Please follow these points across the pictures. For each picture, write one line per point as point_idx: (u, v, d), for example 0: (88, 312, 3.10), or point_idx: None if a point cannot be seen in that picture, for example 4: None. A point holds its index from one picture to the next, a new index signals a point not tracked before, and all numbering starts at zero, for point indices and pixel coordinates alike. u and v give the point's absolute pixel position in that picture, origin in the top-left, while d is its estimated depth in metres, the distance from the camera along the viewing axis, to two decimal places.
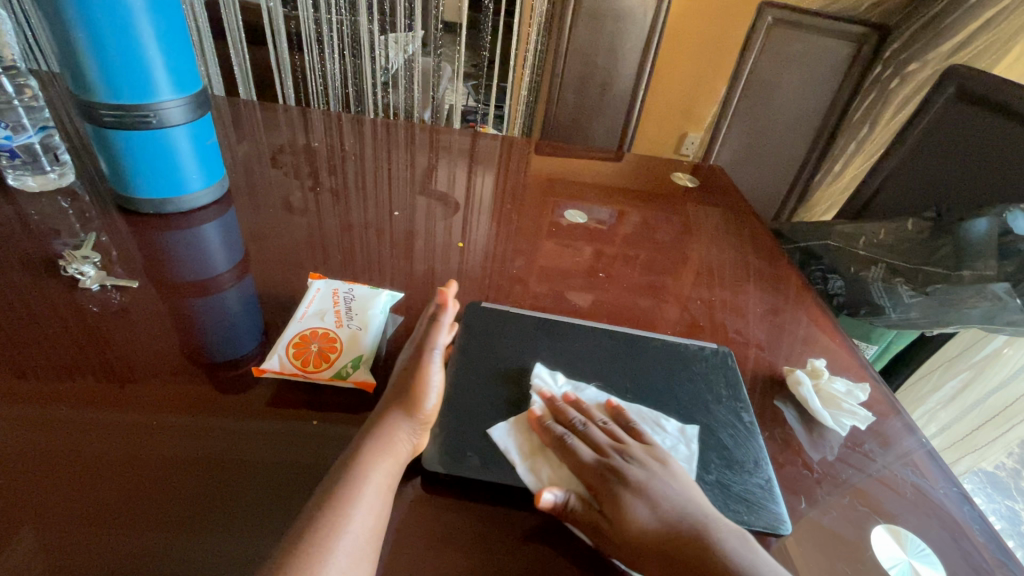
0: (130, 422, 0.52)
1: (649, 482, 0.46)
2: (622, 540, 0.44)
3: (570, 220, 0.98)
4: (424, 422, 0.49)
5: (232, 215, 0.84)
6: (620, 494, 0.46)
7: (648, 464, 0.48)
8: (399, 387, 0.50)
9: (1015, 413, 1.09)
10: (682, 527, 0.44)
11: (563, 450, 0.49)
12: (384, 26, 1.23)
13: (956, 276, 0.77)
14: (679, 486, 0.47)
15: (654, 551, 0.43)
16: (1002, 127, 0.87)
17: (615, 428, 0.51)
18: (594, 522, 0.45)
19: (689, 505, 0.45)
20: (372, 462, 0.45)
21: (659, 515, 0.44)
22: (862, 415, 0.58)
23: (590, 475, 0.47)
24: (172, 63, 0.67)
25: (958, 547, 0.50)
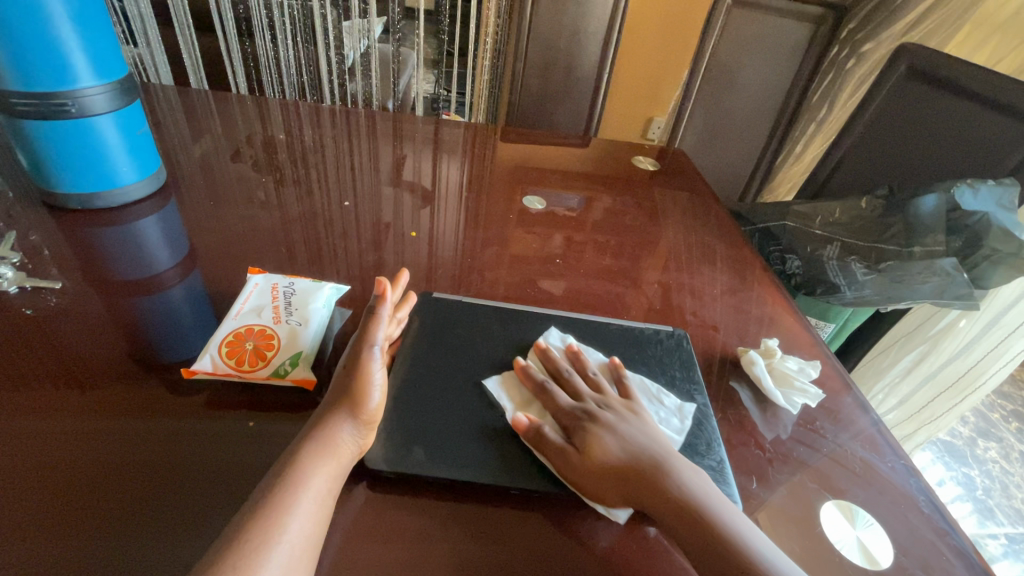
0: (52, 426, 0.49)
1: (619, 424, 0.49)
2: (582, 467, 0.46)
3: (530, 207, 0.97)
4: (369, 422, 0.46)
5: (172, 209, 0.80)
6: (590, 430, 0.48)
7: (622, 412, 0.50)
8: (341, 385, 0.47)
9: (965, 386, 1.12)
10: (642, 460, 0.46)
11: (545, 394, 0.52)
12: (339, 14, 1.18)
13: (908, 252, 0.79)
14: (647, 432, 0.49)
15: (610, 479, 0.45)
16: (947, 104, 0.88)
17: (601, 381, 0.54)
18: (560, 452, 0.47)
19: (653, 446, 0.47)
20: (313, 466, 0.42)
21: (626, 449, 0.47)
22: (812, 393, 0.59)
23: (564, 414, 0.50)
24: (90, 48, 0.63)
25: (903, 518, 0.50)
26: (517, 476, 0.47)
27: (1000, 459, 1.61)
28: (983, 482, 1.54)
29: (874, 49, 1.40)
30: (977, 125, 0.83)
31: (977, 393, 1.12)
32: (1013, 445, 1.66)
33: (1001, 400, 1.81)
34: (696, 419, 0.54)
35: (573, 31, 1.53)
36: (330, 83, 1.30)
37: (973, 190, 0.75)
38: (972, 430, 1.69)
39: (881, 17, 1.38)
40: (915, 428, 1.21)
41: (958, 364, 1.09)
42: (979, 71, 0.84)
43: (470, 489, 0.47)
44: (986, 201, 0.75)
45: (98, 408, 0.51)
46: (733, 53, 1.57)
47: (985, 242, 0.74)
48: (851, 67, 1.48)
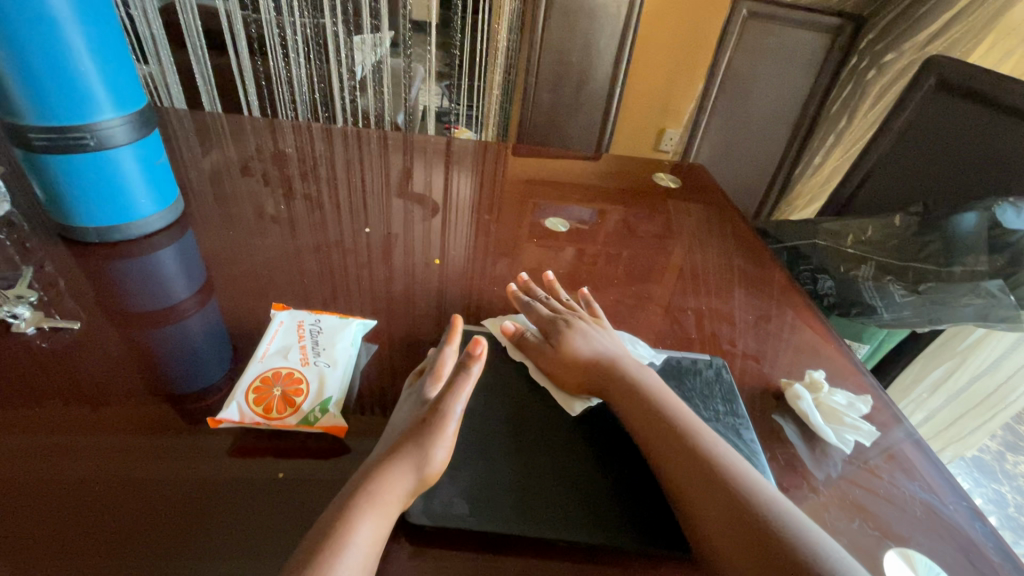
0: (82, 449, 0.48)
1: (589, 333, 0.61)
2: (554, 357, 0.58)
3: (551, 228, 0.93)
4: (426, 480, 0.44)
5: (190, 237, 0.78)
6: (563, 332, 0.61)
7: (592, 326, 0.63)
8: (403, 435, 0.45)
9: (996, 402, 1.08)
10: (606, 356, 0.58)
11: (532, 309, 0.66)
12: (350, 28, 1.17)
13: (947, 272, 0.76)
14: (609, 339, 0.61)
15: (575, 368, 0.57)
16: (984, 119, 0.85)
17: (576, 307, 0.67)
18: (536, 344, 0.59)
19: (617, 352, 0.59)
20: (363, 520, 0.40)
21: (591, 346, 0.59)
22: (865, 430, 0.56)
23: (543, 322, 0.63)
24: (109, 80, 0.62)
25: (974, 569, 0.47)
26: (566, 528, 0.44)
27: None
28: (1014, 499, 1.49)
29: (896, 59, 1.38)
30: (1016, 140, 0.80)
31: (1010, 407, 1.08)
32: None
33: None
34: (744, 456, 0.52)
35: (586, 44, 1.52)
36: (342, 99, 1.28)
37: (1015, 210, 0.72)
38: (1000, 444, 1.65)
39: (901, 29, 1.37)
40: (943, 446, 1.18)
41: (987, 378, 1.06)
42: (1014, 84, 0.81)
43: (513, 542, 0.45)
44: None
45: (121, 438, 0.49)
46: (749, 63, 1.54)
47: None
48: (870, 78, 1.46)
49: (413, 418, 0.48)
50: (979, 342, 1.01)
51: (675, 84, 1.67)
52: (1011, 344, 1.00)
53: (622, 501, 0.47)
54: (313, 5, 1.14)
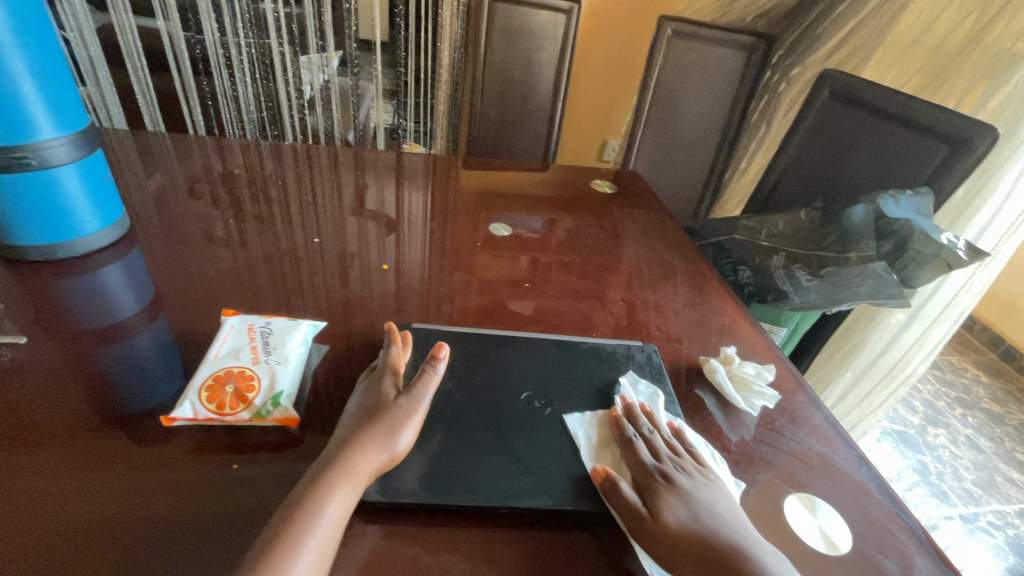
0: (21, 488, 0.47)
1: (696, 493, 0.49)
2: (658, 533, 0.46)
3: (495, 233, 0.99)
4: (394, 456, 0.48)
5: (136, 254, 0.79)
6: (662, 492, 0.49)
7: (698, 481, 0.50)
8: (371, 420, 0.49)
9: (896, 375, 1.19)
10: (718, 534, 0.46)
11: (627, 449, 0.53)
12: (295, 47, 1.23)
13: (845, 258, 0.86)
14: (722, 505, 0.49)
15: (686, 551, 0.45)
16: (867, 123, 0.97)
17: (676, 443, 0.55)
18: (633, 510, 0.47)
19: (729, 526, 0.47)
20: (338, 491, 0.44)
21: (699, 519, 0.47)
22: (769, 395, 0.63)
23: (642, 473, 0.51)
24: (50, 102, 0.63)
25: (858, 504, 0.55)
26: (507, 496, 0.49)
27: (948, 444, 1.72)
28: (936, 467, 1.64)
29: (802, 73, 1.54)
30: (894, 141, 0.92)
31: (907, 382, 1.20)
32: (959, 430, 1.79)
33: (944, 388, 1.95)
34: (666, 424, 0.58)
35: (528, 62, 1.61)
36: (291, 118, 1.31)
37: (894, 200, 0.83)
38: (922, 418, 1.81)
39: (805, 45, 1.54)
40: (857, 420, 1.28)
41: (890, 354, 1.18)
42: (889, 91, 0.94)
43: (459, 511, 0.49)
44: (906, 209, 0.82)
45: (67, 465, 0.50)
46: (677, 79, 1.63)
47: (911, 246, 0.81)
48: (783, 89, 1.63)
49: (380, 399, 0.52)
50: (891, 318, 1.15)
51: (612, 99, 1.78)
52: (912, 320, 1.13)
53: (559, 469, 0.52)
54: (256, 25, 1.17)
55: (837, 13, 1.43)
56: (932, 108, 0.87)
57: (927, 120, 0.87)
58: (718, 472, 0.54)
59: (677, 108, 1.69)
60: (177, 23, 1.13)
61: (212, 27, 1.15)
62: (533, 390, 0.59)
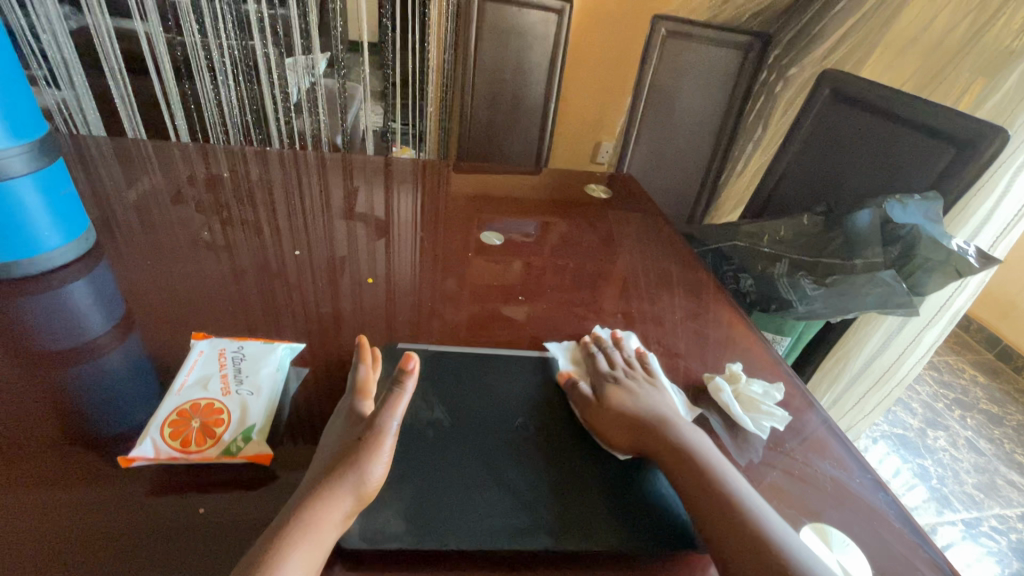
0: None
1: (639, 389, 0.58)
2: (601, 413, 0.55)
3: (486, 242, 0.94)
4: (362, 497, 0.43)
5: (105, 269, 0.74)
6: (610, 388, 0.58)
7: (644, 383, 0.59)
8: (338, 459, 0.44)
9: (890, 377, 1.17)
10: (653, 415, 0.54)
11: (590, 362, 0.63)
12: (281, 50, 1.18)
13: (850, 265, 0.82)
14: (659, 398, 0.57)
15: (623, 424, 0.53)
16: (870, 123, 0.94)
17: (634, 361, 0.63)
18: (584, 398, 0.57)
19: (664, 411, 0.55)
20: (293, 553, 0.39)
21: (637, 404, 0.55)
22: (779, 415, 0.60)
23: (597, 376, 0.60)
24: (3, 108, 0.58)
25: (877, 536, 0.51)
26: (501, 538, 0.45)
27: (948, 447, 1.70)
28: (936, 471, 1.61)
29: (798, 74, 1.51)
30: (899, 143, 0.89)
31: (900, 382, 1.19)
32: (959, 432, 1.77)
33: (943, 390, 1.93)
34: None
35: (519, 63, 1.57)
36: (276, 122, 1.26)
37: (902, 204, 0.79)
38: (921, 421, 1.79)
39: (800, 45, 1.50)
40: (852, 423, 1.26)
41: (883, 357, 1.16)
42: (891, 91, 0.91)
43: (448, 556, 0.45)
44: (914, 215, 0.79)
45: (23, 498, 0.45)
46: (671, 78, 1.60)
47: (917, 252, 0.78)
48: (779, 90, 1.58)
49: (347, 433, 0.47)
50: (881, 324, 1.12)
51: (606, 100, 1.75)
52: (901, 323, 1.10)
53: (559, 504, 0.48)
54: (239, 26, 1.12)
55: (835, 11, 1.40)
56: (938, 109, 0.83)
57: (934, 121, 0.83)
58: (669, 387, 0.61)
59: (672, 108, 1.65)
60: (156, 21, 1.06)
61: (192, 28, 1.09)
62: (526, 416, 0.56)
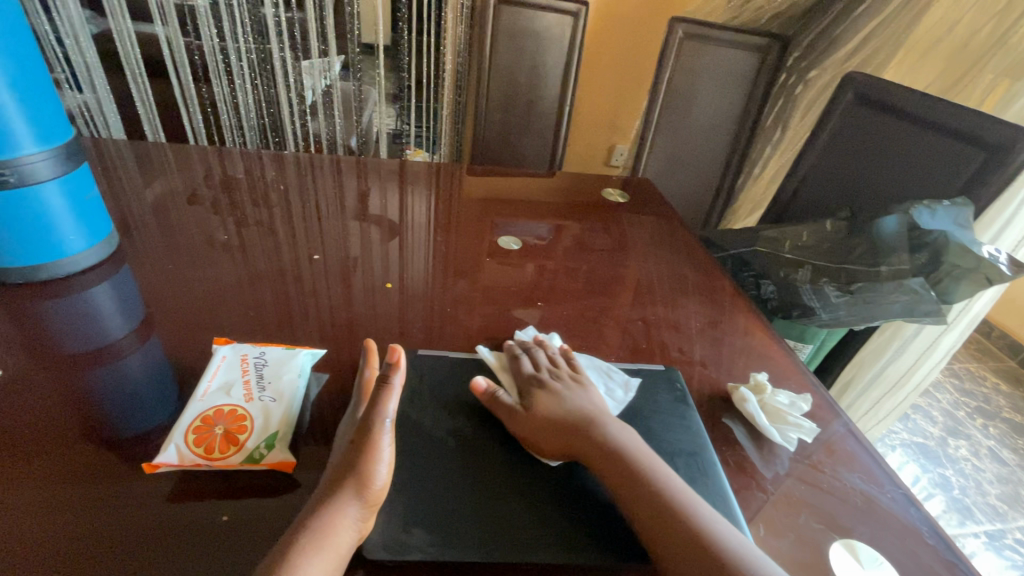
0: None
1: (566, 391, 0.56)
2: (527, 420, 0.52)
3: (504, 246, 0.93)
4: (372, 504, 0.43)
5: (127, 272, 0.75)
6: (536, 393, 0.56)
7: (570, 383, 0.58)
8: (344, 465, 0.44)
9: (905, 383, 1.15)
10: (584, 418, 0.53)
11: (513, 365, 0.61)
12: (297, 53, 1.19)
13: (875, 272, 0.81)
14: (587, 398, 0.55)
15: (551, 430, 0.52)
16: (895, 127, 0.92)
17: (559, 359, 0.62)
18: (510, 406, 0.54)
19: (594, 412, 0.54)
20: (305, 564, 0.38)
21: (566, 408, 0.54)
22: (807, 427, 0.58)
23: (521, 380, 0.58)
24: (31, 112, 0.59)
25: (910, 553, 0.50)
26: (525, 551, 0.44)
27: (970, 456, 1.67)
28: (958, 481, 1.58)
29: (819, 75, 1.49)
30: (926, 147, 0.87)
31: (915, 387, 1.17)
32: (981, 442, 1.73)
33: (964, 398, 1.89)
34: (697, 461, 0.53)
35: (534, 65, 1.57)
36: (292, 124, 1.27)
37: (931, 211, 0.78)
38: (942, 429, 1.75)
39: (822, 47, 1.49)
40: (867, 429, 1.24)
41: (898, 364, 1.13)
42: (919, 95, 0.89)
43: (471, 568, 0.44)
44: (943, 220, 0.77)
45: (46, 502, 0.45)
46: (687, 80, 1.59)
47: (945, 258, 0.76)
48: (799, 92, 1.58)
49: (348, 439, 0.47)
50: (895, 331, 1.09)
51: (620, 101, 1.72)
52: (916, 329, 1.08)
53: (583, 517, 0.47)
54: (257, 30, 1.13)
55: (857, 13, 1.38)
56: (969, 113, 0.82)
57: (964, 126, 0.81)
58: (596, 381, 0.60)
59: (688, 111, 1.64)
60: (175, 27, 1.08)
61: (210, 32, 1.10)
62: None
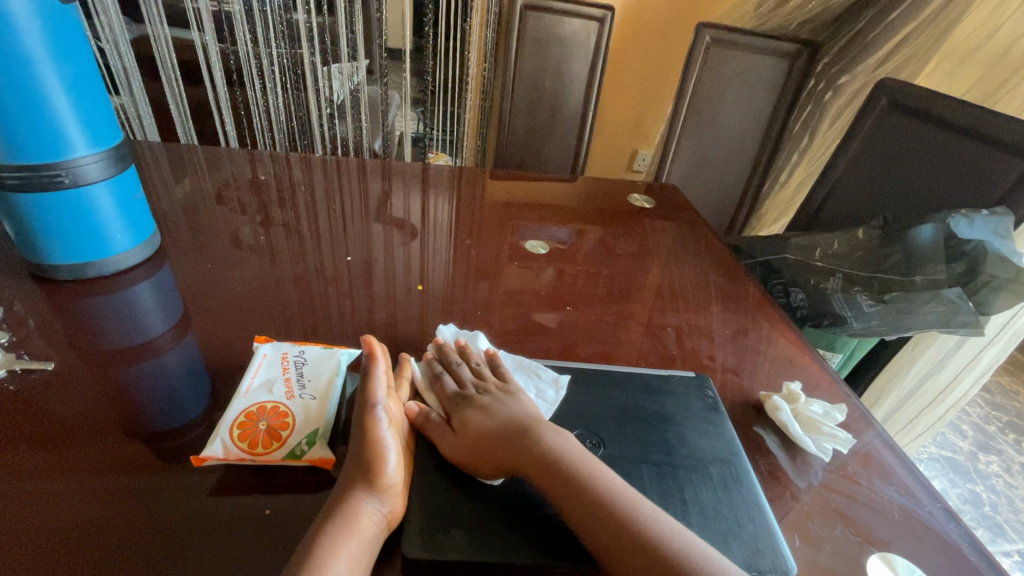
0: (45, 521, 0.44)
1: (495, 404, 0.53)
2: (458, 441, 0.50)
3: (531, 250, 0.94)
4: (391, 492, 0.45)
5: (166, 271, 0.77)
6: (466, 410, 0.53)
7: (498, 395, 0.55)
8: (355, 461, 0.46)
9: (946, 398, 1.13)
10: (517, 431, 0.50)
11: (435, 383, 0.57)
12: (327, 57, 1.21)
13: (909, 281, 0.79)
14: (518, 408, 0.53)
15: (484, 449, 0.49)
16: (931, 135, 0.91)
17: (484, 368, 0.59)
18: (439, 429, 0.52)
19: (528, 421, 0.51)
20: (337, 554, 0.40)
21: (496, 422, 0.51)
22: (842, 438, 0.57)
23: (446, 399, 0.55)
24: (84, 116, 0.61)
25: (950, 570, 0.49)
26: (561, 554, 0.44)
27: (1002, 473, 1.62)
28: (989, 498, 1.53)
29: (849, 82, 1.48)
30: (963, 156, 0.85)
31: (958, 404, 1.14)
32: (1014, 458, 1.68)
33: (995, 412, 1.84)
34: (731, 469, 0.52)
35: (559, 70, 1.57)
36: (320, 128, 1.29)
37: (968, 220, 0.76)
38: (972, 444, 1.70)
39: (853, 53, 1.48)
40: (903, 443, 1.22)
41: (938, 378, 1.11)
42: (957, 103, 0.87)
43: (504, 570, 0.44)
44: (981, 230, 0.75)
45: (95, 493, 0.47)
46: (714, 86, 1.55)
47: (984, 269, 0.75)
48: (828, 99, 1.57)
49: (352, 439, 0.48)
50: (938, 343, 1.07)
51: (645, 106, 1.84)
52: (959, 341, 1.06)
53: None
54: (288, 36, 1.16)
55: (890, 19, 1.36)
56: (1011, 123, 0.80)
57: (1006, 136, 0.80)
58: (525, 386, 0.58)
59: (714, 118, 1.61)
60: (211, 35, 1.11)
61: (244, 37, 1.13)
62: (582, 428, 0.55)
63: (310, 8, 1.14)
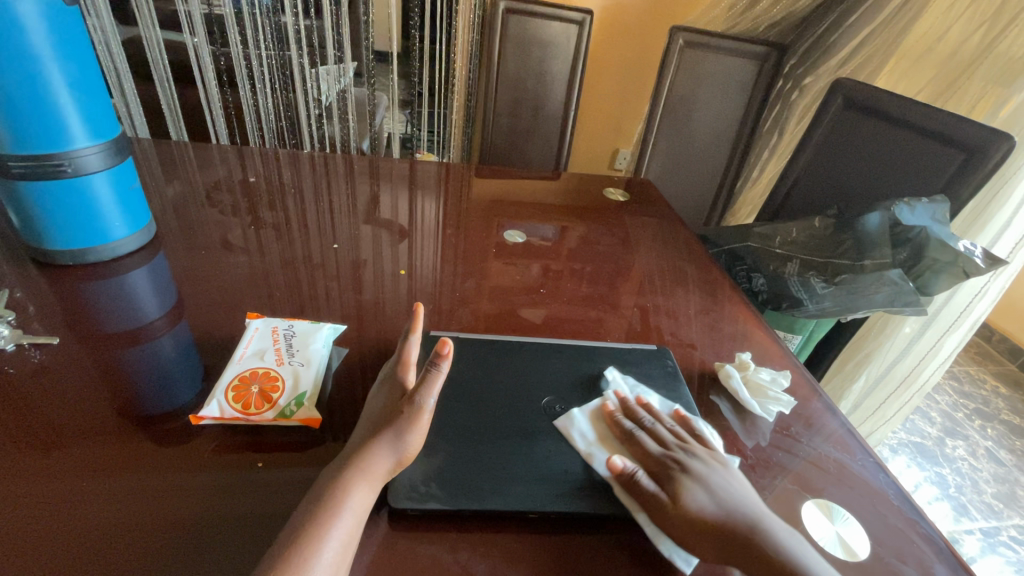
0: (47, 493, 0.48)
1: (711, 478, 0.50)
2: (680, 519, 0.47)
3: (510, 240, 1.01)
4: (406, 455, 0.48)
5: (161, 260, 0.81)
6: (679, 479, 0.49)
7: (709, 464, 0.51)
8: (379, 421, 0.49)
9: (912, 383, 1.17)
10: (739, 517, 0.47)
11: (632, 442, 0.53)
12: (314, 59, 1.26)
13: (860, 266, 0.86)
14: (734, 484, 0.50)
15: (709, 533, 0.46)
16: (880, 131, 0.97)
17: (681, 432, 0.55)
18: (655, 498, 0.48)
19: (745, 504, 0.48)
20: (353, 490, 0.44)
21: (718, 502, 0.48)
22: (785, 401, 0.64)
23: (653, 462, 0.51)
24: (84, 109, 0.66)
25: (877, 512, 0.54)
26: (529, 502, 0.49)
27: (967, 456, 1.69)
28: (954, 480, 1.61)
29: (814, 82, 1.56)
30: (909, 149, 0.92)
31: (922, 391, 1.18)
32: (978, 442, 1.75)
33: (963, 399, 1.92)
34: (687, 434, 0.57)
35: (540, 72, 1.63)
36: (310, 127, 1.34)
37: (910, 208, 0.82)
38: (940, 430, 1.78)
39: (816, 55, 1.56)
40: (871, 429, 1.26)
41: (903, 362, 1.17)
42: (904, 99, 0.94)
43: (478, 516, 0.49)
44: (922, 216, 0.81)
45: (92, 466, 0.50)
46: (688, 88, 1.61)
47: (927, 253, 0.81)
48: (794, 98, 1.65)
49: (388, 404, 0.51)
50: (902, 329, 1.14)
51: (625, 111, 1.93)
52: (924, 327, 1.12)
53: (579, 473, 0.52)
54: (276, 38, 1.20)
55: (849, 23, 1.44)
56: (948, 118, 0.87)
57: (943, 130, 0.87)
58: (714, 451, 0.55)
59: (689, 118, 1.67)
60: (203, 36, 1.16)
61: (235, 40, 1.18)
62: (553, 394, 0.60)
63: (298, 11, 1.19)
